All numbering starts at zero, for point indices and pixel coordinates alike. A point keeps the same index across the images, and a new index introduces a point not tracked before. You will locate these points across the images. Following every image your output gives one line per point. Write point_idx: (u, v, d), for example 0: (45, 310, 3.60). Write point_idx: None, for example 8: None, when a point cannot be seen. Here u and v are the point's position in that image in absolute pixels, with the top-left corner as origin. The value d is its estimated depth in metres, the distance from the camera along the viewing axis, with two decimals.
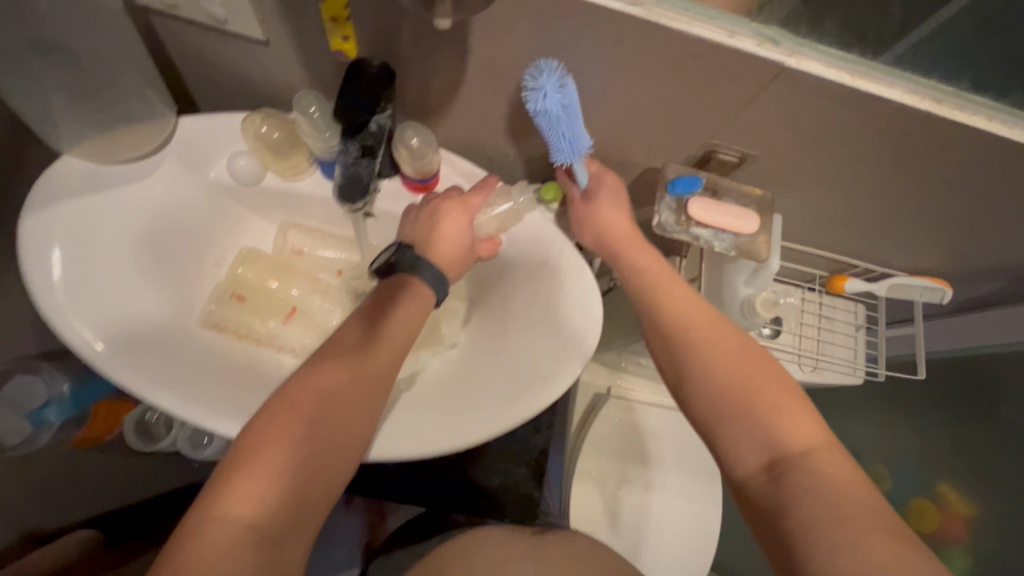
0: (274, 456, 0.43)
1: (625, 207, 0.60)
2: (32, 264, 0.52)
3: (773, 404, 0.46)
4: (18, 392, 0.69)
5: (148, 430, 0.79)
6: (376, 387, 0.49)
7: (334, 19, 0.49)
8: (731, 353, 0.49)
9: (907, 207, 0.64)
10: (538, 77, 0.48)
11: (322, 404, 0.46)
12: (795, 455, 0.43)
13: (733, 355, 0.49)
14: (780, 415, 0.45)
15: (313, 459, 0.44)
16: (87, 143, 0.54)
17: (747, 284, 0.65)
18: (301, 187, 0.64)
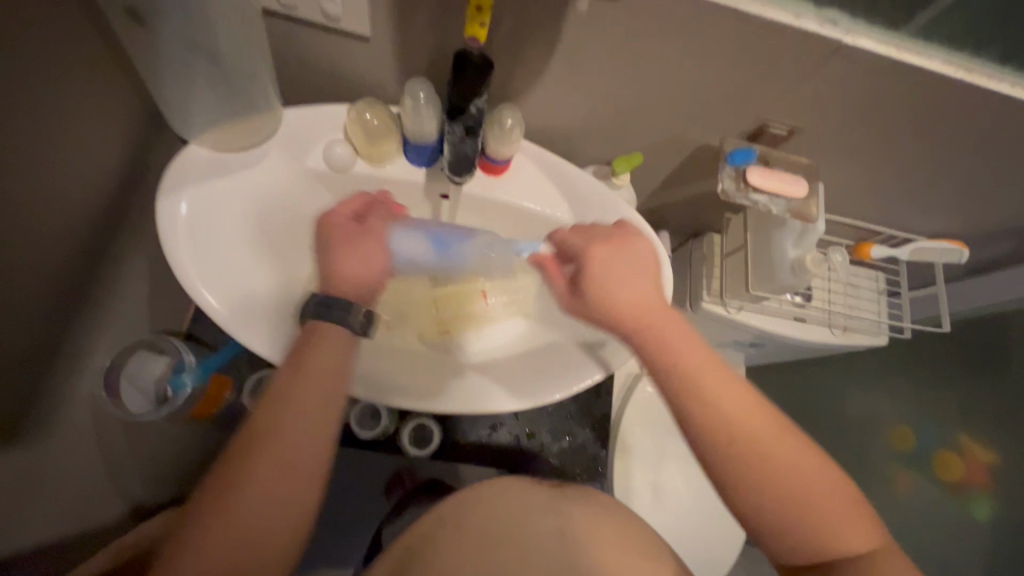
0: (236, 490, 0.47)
1: (608, 244, 0.61)
2: (169, 240, 0.57)
3: (768, 439, 0.52)
4: (137, 369, 0.64)
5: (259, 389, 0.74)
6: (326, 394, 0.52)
7: (479, 7, 0.50)
8: (716, 381, 0.54)
9: (934, 173, 0.72)
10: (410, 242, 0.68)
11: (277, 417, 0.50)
12: (772, 497, 0.51)
13: (720, 384, 0.54)
14: (776, 450, 0.52)
15: (266, 487, 0.48)
16: (215, 129, 0.59)
17: (795, 246, 0.72)
18: (386, 173, 0.69)
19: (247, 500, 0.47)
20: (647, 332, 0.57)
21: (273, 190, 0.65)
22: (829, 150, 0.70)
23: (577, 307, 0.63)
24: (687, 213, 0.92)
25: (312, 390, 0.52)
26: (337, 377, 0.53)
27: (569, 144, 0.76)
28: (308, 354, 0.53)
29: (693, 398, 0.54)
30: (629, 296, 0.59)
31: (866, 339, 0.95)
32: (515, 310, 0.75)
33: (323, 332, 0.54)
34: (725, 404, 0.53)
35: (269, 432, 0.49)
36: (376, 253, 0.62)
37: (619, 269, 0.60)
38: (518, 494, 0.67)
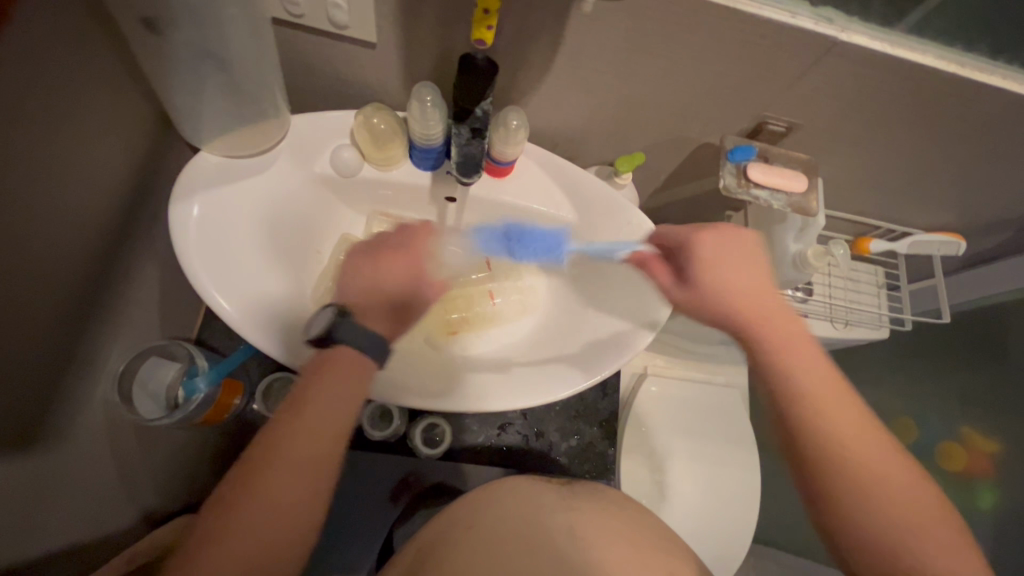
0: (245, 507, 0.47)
1: (716, 233, 0.60)
2: (181, 244, 0.58)
3: (858, 442, 0.53)
4: (149, 374, 0.64)
5: (267, 393, 0.76)
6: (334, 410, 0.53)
7: (485, 11, 0.52)
8: (824, 387, 0.55)
9: (930, 167, 0.74)
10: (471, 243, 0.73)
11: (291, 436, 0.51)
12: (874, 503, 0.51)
13: (829, 391, 0.55)
14: (869, 452, 0.52)
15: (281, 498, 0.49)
16: (225, 135, 0.60)
17: (796, 241, 0.74)
18: (392, 177, 0.70)
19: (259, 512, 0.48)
20: (754, 334, 0.57)
21: (283, 196, 0.66)
22: (827, 146, 0.71)
23: (688, 303, 0.60)
24: (687, 212, 0.94)
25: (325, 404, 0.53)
26: (345, 415, 0.54)
27: (572, 146, 0.78)
28: (325, 372, 0.54)
29: (808, 402, 0.55)
30: (743, 289, 0.58)
31: (866, 332, 0.97)
32: (524, 310, 0.78)
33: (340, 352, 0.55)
34: (837, 422, 0.54)
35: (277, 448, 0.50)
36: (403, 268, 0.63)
37: (729, 270, 0.59)
38: (530, 497, 0.68)
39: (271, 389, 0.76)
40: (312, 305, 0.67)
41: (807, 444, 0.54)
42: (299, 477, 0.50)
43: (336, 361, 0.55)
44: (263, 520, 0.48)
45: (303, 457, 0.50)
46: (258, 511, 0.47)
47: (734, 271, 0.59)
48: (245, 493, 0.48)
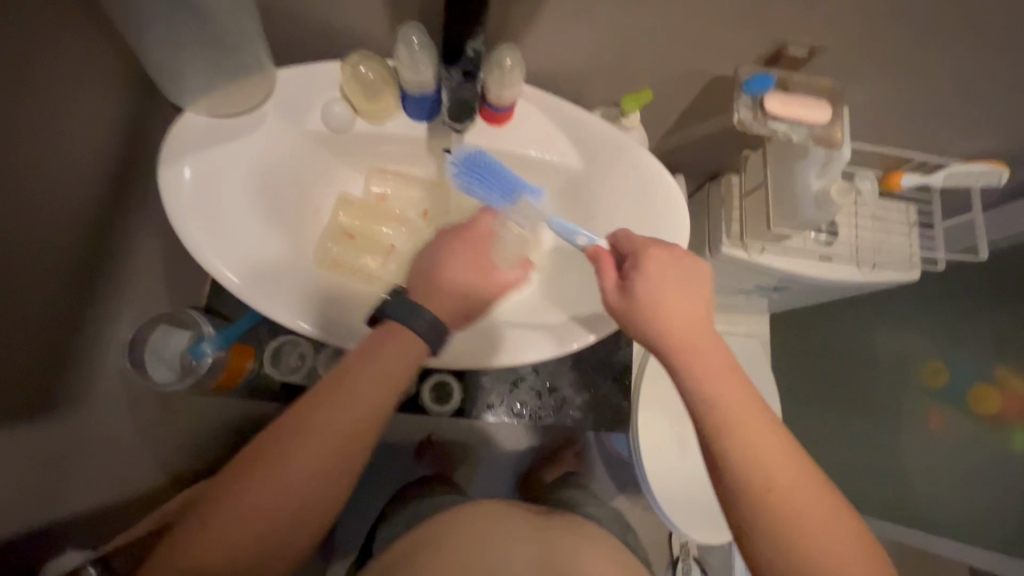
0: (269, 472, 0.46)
1: (671, 250, 0.56)
2: (175, 209, 0.57)
3: (798, 505, 0.48)
4: (161, 341, 0.64)
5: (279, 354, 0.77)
6: (379, 401, 0.51)
7: None
8: (767, 439, 0.50)
9: (971, 87, 0.67)
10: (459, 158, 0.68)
11: (331, 413, 0.49)
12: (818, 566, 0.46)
13: (771, 444, 0.50)
14: (805, 514, 0.47)
15: (305, 472, 0.47)
16: (209, 96, 0.58)
17: (819, 176, 0.68)
18: (386, 130, 0.68)
19: (284, 479, 0.46)
20: (683, 359, 0.53)
21: (274, 154, 0.64)
22: (854, 70, 0.65)
23: (623, 312, 0.56)
24: (704, 154, 0.89)
25: (368, 391, 0.50)
26: (387, 401, 0.51)
27: (576, 87, 0.73)
28: (377, 358, 0.51)
29: (739, 456, 0.49)
30: (684, 311, 0.55)
31: (897, 273, 0.91)
32: (530, 265, 0.75)
33: (392, 332, 0.53)
34: (732, 408, 0.51)
35: (313, 421, 0.48)
36: (457, 268, 0.60)
37: (669, 282, 0.55)
38: (511, 525, 0.74)
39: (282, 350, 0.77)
40: (312, 266, 0.66)
41: (736, 505, 0.49)
42: (318, 461, 0.47)
43: (387, 349, 0.52)
44: (294, 481, 0.46)
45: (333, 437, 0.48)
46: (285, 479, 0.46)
47: (670, 271, 0.55)
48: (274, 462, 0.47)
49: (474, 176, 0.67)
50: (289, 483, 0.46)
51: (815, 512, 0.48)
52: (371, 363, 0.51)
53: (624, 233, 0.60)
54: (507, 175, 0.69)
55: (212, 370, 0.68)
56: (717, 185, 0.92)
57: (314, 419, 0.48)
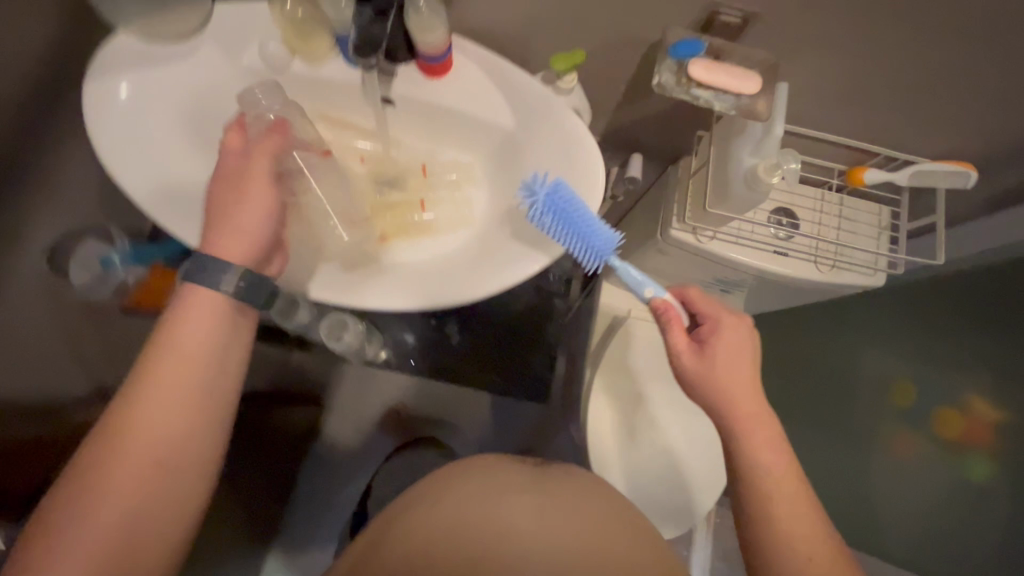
0: (106, 482, 0.50)
1: (739, 323, 0.69)
2: (97, 123, 0.60)
3: (808, 555, 0.58)
4: (87, 253, 0.79)
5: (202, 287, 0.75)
6: (195, 362, 0.55)
7: None
8: (788, 502, 0.60)
9: (923, 70, 0.63)
10: (532, 189, 0.65)
11: (152, 410, 0.52)
12: None
13: (790, 506, 0.60)
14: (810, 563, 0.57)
15: (141, 467, 0.51)
16: (138, 19, 0.60)
17: (753, 154, 0.66)
18: (322, 74, 0.69)
19: (115, 482, 0.50)
20: (737, 422, 0.64)
21: (206, 86, 0.66)
22: (793, 43, 0.63)
23: (693, 372, 0.67)
24: (661, 134, 0.87)
25: (185, 366, 0.54)
26: (208, 380, 0.56)
27: (518, 48, 0.73)
28: (174, 324, 0.55)
29: (762, 507, 0.61)
30: (740, 374, 0.66)
31: (859, 277, 0.87)
32: (461, 223, 0.76)
33: (194, 296, 0.56)
34: (750, 434, 0.64)
35: (133, 421, 0.52)
36: (250, 215, 0.59)
37: (735, 354, 0.67)
38: (501, 476, 0.70)
39: None
40: None
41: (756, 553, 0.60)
42: (153, 441, 0.52)
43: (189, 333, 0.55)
44: (130, 476, 0.50)
45: (158, 422, 0.53)
46: (116, 474, 0.50)
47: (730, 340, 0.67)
48: (98, 471, 0.50)
49: (555, 216, 0.64)
50: (123, 483, 0.50)
51: (801, 524, 0.59)
52: (171, 341, 0.55)
53: (696, 293, 0.72)
54: (594, 220, 0.65)
55: (128, 280, 0.83)
56: (674, 169, 0.90)
57: (134, 405, 0.52)
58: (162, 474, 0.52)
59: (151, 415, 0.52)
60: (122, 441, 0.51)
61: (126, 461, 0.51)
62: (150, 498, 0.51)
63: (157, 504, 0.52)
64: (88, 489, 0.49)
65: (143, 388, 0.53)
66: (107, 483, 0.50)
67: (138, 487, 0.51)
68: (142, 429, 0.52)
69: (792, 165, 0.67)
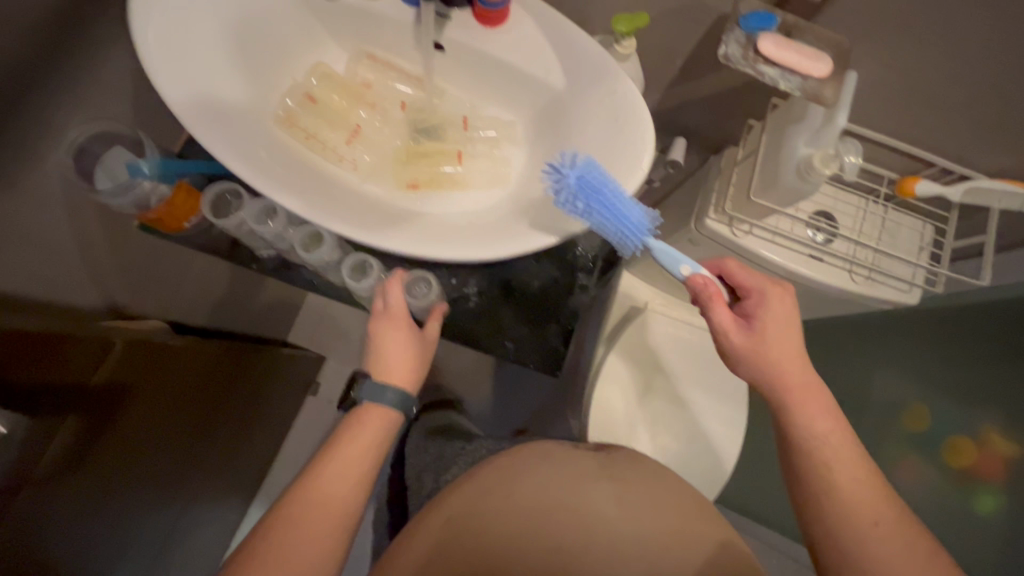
0: (291, 537, 0.56)
1: (783, 293, 0.68)
2: (139, 19, 0.57)
3: (851, 489, 0.61)
4: (111, 161, 0.66)
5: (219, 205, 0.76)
6: (354, 479, 0.63)
7: None
8: (840, 449, 0.63)
9: (999, 76, 0.61)
10: (562, 167, 0.61)
11: (325, 489, 0.61)
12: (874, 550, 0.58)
13: (840, 452, 0.63)
14: (853, 494, 0.61)
15: (317, 531, 0.58)
16: None
17: (808, 144, 0.63)
18: (376, 7, 0.67)
19: (297, 536, 0.57)
20: (785, 387, 0.65)
21: (254, 3, 0.64)
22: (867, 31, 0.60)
23: (750, 352, 0.66)
24: (710, 119, 0.84)
25: (323, 514, 0.59)
26: (348, 503, 0.61)
27: (576, 7, 0.71)
28: (332, 452, 0.64)
29: (819, 458, 0.63)
30: (789, 350, 0.66)
31: (894, 293, 0.84)
32: (495, 181, 0.73)
33: (347, 433, 0.66)
34: (803, 403, 0.65)
35: (307, 502, 0.59)
36: (393, 368, 0.71)
37: (778, 331, 0.67)
38: (545, 465, 0.72)
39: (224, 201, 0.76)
40: (268, 121, 0.66)
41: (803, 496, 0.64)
42: (332, 500, 0.60)
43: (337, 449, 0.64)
44: (308, 543, 0.57)
45: (331, 489, 0.61)
46: (292, 551, 0.56)
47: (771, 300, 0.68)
48: (280, 530, 0.57)
49: (587, 200, 0.59)
50: (303, 539, 0.57)
51: (852, 471, 0.62)
52: (332, 458, 0.63)
53: (735, 265, 0.71)
54: (627, 200, 0.62)
55: (155, 195, 0.71)
56: (717, 159, 0.87)
57: (306, 521, 0.58)
58: (337, 518, 0.60)
59: (326, 487, 0.61)
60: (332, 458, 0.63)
61: (300, 543, 0.56)
62: (326, 557, 0.57)
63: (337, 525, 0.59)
64: (270, 546, 0.56)
65: (306, 491, 0.60)
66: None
67: (312, 554, 0.57)
68: (334, 465, 0.63)
69: (852, 158, 0.63)
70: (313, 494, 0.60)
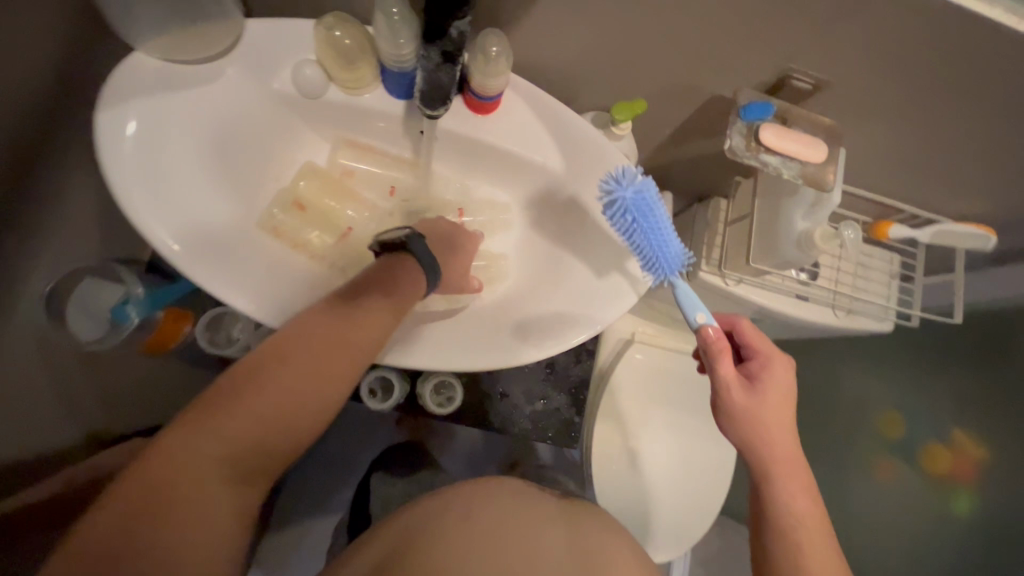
0: (177, 453, 0.41)
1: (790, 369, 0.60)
2: (111, 157, 0.52)
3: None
4: (89, 296, 0.64)
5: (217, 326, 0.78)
6: (252, 432, 0.43)
7: None
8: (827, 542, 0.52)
9: (971, 145, 0.65)
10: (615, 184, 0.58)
11: (226, 409, 0.43)
12: None
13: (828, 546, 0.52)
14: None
15: (192, 466, 0.41)
16: (162, 42, 0.53)
17: (805, 218, 0.66)
18: (362, 103, 0.63)
19: (178, 454, 0.41)
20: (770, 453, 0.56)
21: (229, 109, 0.59)
22: (856, 112, 0.62)
23: (747, 410, 0.57)
24: (695, 174, 0.86)
25: (209, 446, 0.42)
26: (228, 461, 0.43)
27: (568, 86, 0.69)
28: (229, 380, 0.44)
29: (798, 538, 0.52)
30: (780, 403, 0.57)
31: (869, 323, 0.90)
32: (497, 266, 0.71)
33: (276, 342, 0.47)
34: (792, 473, 0.55)
35: (212, 403, 0.43)
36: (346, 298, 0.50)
37: (773, 383, 0.58)
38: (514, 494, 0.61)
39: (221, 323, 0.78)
40: (257, 235, 0.62)
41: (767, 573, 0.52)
42: (216, 443, 0.42)
43: (243, 368, 0.45)
44: (176, 484, 0.40)
45: (214, 433, 0.42)
46: (161, 486, 0.40)
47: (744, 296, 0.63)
48: (157, 453, 0.41)
49: (638, 218, 0.57)
50: (185, 456, 0.41)
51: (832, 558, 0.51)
52: (223, 395, 0.43)
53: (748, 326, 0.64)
54: (668, 230, 0.59)
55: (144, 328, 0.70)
56: (703, 208, 0.89)
57: (199, 450, 0.42)
58: (274, 413, 0.44)
59: (215, 426, 0.42)
60: (297, 348, 0.47)
61: (182, 454, 0.41)
62: (180, 526, 0.40)
63: (238, 496, 0.44)
64: (147, 463, 0.41)
65: (214, 397, 0.43)
66: (162, 482, 0.40)
67: (165, 511, 0.40)
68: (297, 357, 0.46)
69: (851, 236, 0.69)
70: (206, 403, 0.43)
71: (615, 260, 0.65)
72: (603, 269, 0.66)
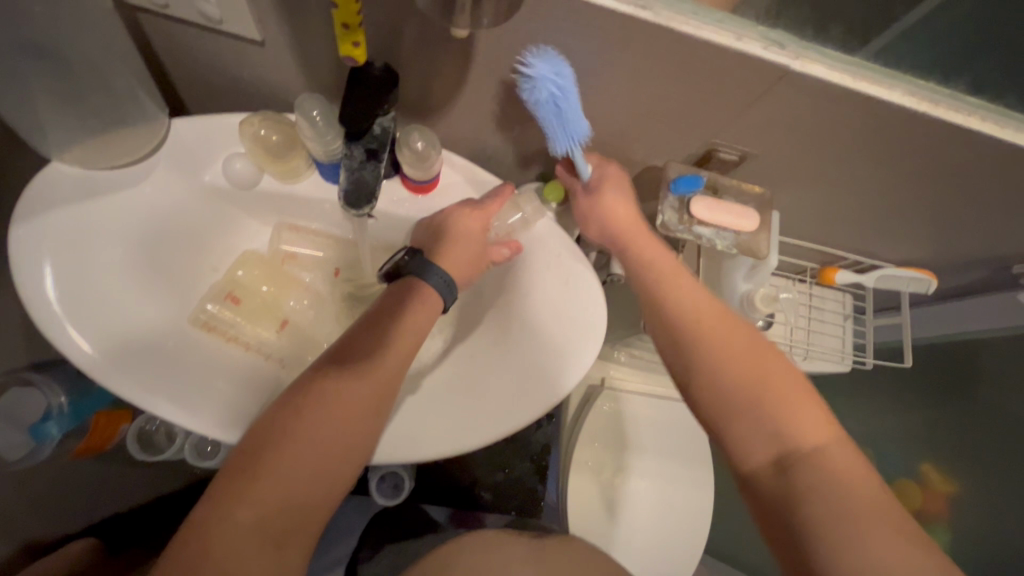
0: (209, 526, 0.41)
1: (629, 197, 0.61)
2: (26, 272, 0.51)
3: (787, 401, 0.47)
4: (16, 407, 0.70)
5: (149, 440, 0.80)
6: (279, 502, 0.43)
7: (345, 26, 0.45)
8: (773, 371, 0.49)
9: (899, 204, 0.66)
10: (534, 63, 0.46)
11: (246, 483, 0.43)
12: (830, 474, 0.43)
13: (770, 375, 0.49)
14: (793, 417, 0.46)
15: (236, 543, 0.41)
16: (77, 149, 0.53)
17: (746, 280, 0.67)
18: (298, 190, 0.62)
19: (218, 530, 0.41)
20: (696, 330, 0.52)
21: (159, 209, 0.58)
22: (785, 177, 0.64)
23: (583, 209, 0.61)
24: None
25: (243, 521, 0.41)
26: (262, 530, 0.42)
27: (506, 159, 0.70)
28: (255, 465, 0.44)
29: (739, 397, 0.48)
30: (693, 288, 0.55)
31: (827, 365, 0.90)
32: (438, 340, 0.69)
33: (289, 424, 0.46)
34: (725, 339, 0.51)
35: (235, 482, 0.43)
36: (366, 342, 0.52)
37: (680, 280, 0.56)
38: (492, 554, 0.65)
39: (152, 435, 0.80)
40: (189, 332, 0.59)
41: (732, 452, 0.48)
42: (255, 510, 0.42)
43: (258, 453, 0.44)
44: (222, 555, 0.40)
45: (250, 504, 0.42)
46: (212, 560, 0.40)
47: (617, 209, 0.60)
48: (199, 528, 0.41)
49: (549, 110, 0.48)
50: (228, 531, 0.41)
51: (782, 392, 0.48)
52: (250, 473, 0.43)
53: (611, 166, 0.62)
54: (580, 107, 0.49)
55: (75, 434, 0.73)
56: None
57: (233, 527, 0.41)
58: (292, 479, 0.44)
59: (244, 503, 0.42)
60: (277, 434, 0.45)
61: (228, 524, 0.41)
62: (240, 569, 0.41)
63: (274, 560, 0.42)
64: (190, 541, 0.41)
65: (235, 474, 0.44)
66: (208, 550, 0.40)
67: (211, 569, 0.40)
68: (293, 442, 0.45)
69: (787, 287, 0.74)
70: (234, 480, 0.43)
71: (562, 309, 0.60)
72: (545, 317, 0.60)
